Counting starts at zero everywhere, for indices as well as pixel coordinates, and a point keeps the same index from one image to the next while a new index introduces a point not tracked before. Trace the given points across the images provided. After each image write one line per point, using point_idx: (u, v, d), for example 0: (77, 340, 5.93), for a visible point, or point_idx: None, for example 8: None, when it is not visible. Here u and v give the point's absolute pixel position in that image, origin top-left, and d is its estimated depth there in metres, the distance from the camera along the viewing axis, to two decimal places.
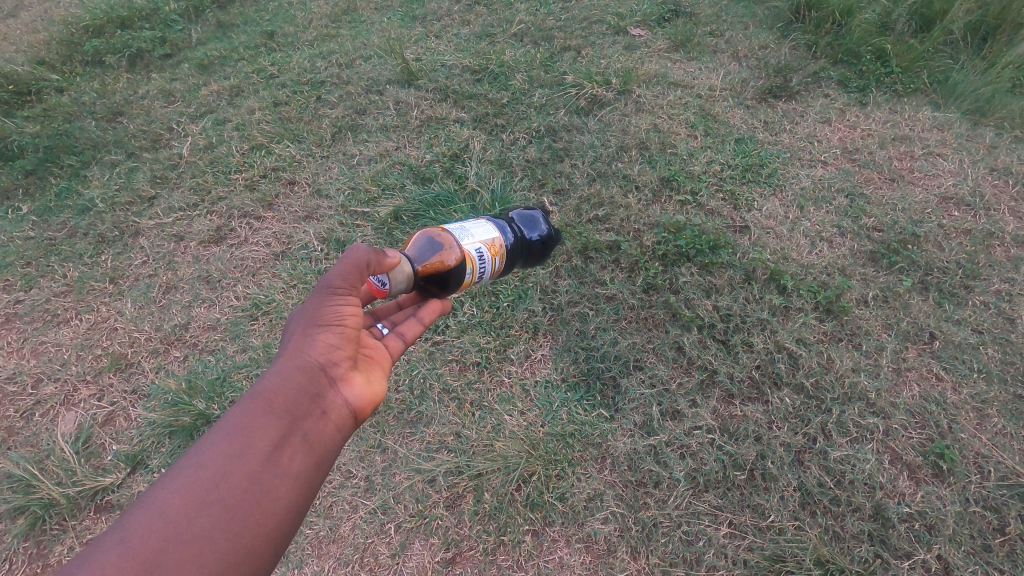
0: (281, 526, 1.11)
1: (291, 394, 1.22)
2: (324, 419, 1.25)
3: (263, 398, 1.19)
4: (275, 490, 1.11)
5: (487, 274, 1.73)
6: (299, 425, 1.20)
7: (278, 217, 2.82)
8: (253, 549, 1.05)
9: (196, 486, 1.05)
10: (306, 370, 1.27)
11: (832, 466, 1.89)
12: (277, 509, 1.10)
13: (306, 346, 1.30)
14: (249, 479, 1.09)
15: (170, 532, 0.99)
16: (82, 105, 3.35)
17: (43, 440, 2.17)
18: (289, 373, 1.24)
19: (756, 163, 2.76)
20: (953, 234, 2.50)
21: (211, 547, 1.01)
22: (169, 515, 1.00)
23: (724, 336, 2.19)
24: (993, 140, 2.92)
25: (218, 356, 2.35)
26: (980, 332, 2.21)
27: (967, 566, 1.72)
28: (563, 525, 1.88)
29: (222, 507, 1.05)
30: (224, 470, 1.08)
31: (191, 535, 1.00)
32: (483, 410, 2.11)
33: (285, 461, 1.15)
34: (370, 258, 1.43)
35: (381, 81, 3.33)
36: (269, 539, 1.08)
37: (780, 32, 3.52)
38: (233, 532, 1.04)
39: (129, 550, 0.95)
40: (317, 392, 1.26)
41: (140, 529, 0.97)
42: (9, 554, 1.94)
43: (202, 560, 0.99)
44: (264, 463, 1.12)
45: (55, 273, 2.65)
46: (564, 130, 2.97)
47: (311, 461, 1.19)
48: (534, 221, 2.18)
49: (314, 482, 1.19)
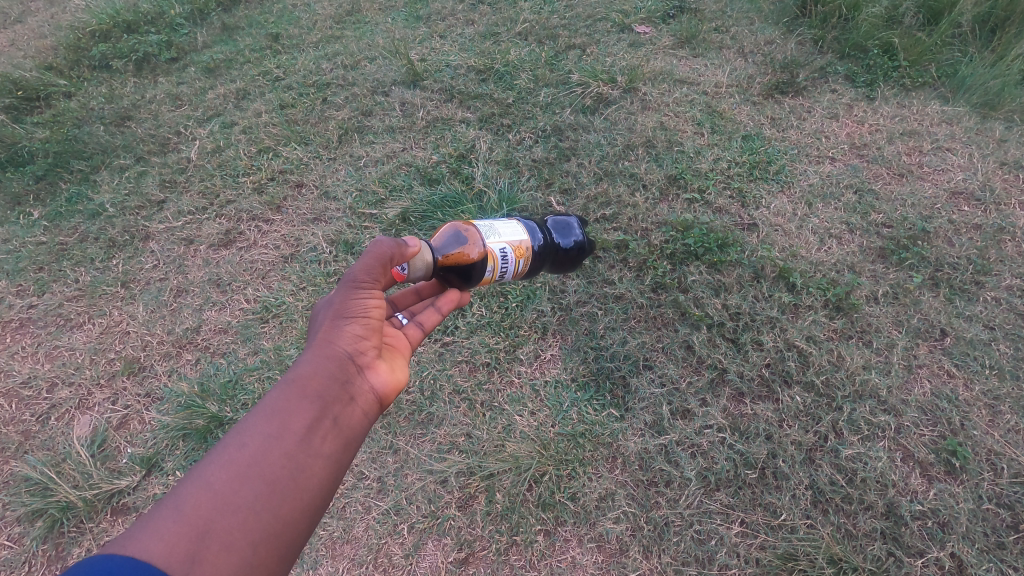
0: (317, 501, 1.12)
1: (323, 380, 1.23)
2: (354, 404, 1.26)
3: (297, 384, 1.20)
4: (310, 469, 1.13)
5: (509, 274, 1.72)
6: (330, 410, 1.20)
7: (287, 219, 2.84)
8: (292, 522, 1.08)
9: (238, 463, 1.07)
10: (335, 358, 1.28)
11: (843, 464, 1.89)
12: (313, 487, 1.12)
13: (335, 336, 1.31)
14: (286, 458, 1.11)
15: (218, 504, 1.01)
16: (90, 110, 3.38)
17: (59, 444, 2.19)
18: (319, 361, 1.25)
19: (763, 160, 2.76)
20: (964, 230, 2.49)
21: (254, 519, 1.03)
22: (215, 489, 1.03)
23: (733, 335, 2.19)
24: (1002, 134, 2.90)
25: (230, 358, 2.37)
26: (991, 328, 2.20)
27: (982, 564, 1.70)
28: (575, 525, 1.88)
29: (263, 483, 1.07)
30: (264, 448, 1.10)
31: (235, 507, 1.02)
32: (493, 410, 2.13)
33: (318, 442, 1.16)
34: (392, 251, 1.43)
35: (387, 82, 3.34)
36: (305, 514, 1.10)
37: (786, 27, 3.50)
38: (274, 505, 1.06)
39: (181, 519, 0.98)
40: (346, 379, 1.27)
41: (189, 500, 1.00)
42: (28, 557, 1.95)
43: (246, 531, 1.02)
44: (300, 444, 1.13)
45: (68, 277, 2.68)
46: (570, 129, 2.97)
47: (343, 443, 1.20)
48: (567, 228, 2.15)
49: (345, 461, 1.21)
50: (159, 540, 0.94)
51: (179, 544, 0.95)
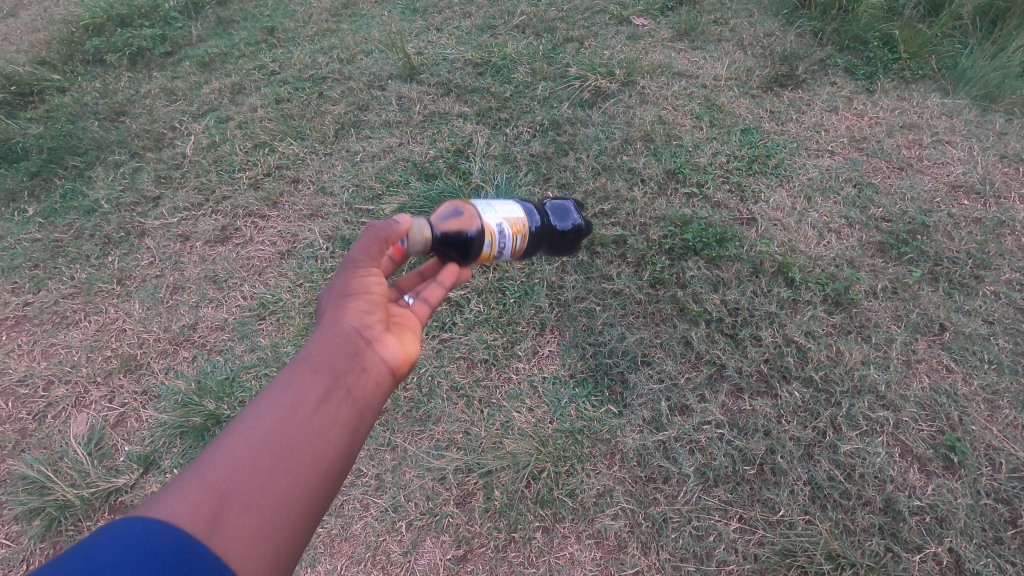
0: (335, 469, 1.10)
1: (333, 354, 1.21)
2: (367, 374, 1.23)
3: (309, 358, 1.19)
4: (326, 437, 1.10)
5: (507, 252, 1.68)
6: (342, 380, 1.18)
7: (283, 215, 2.82)
8: (311, 488, 1.06)
9: (254, 433, 1.06)
10: (344, 332, 1.26)
11: (842, 460, 1.89)
12: (330, 454, 1.10)
13: (342, 311, 1.29)
14: (300, 426, 1.09)
15: (235, 473, 1.00)
16: (84, 106, 3.35)
17: (55, 442, 2.18)
18: (328, 336, 1.23)
19: (762, 154, 2.74)
20: (964, 223, 2.48)
21: (272, 484, 1.02)
22: (233, 459, 1.02)
23: (732, 330, 2.18)
24: (1002, 127, 2.88)
25: (227, 355, 2.36)
26: (991, 322, 2.19)
27: (980, 559, 1.70)
28: (573, 522, 1.88)
29: (278, 450, 1.05)
30: (277, 419, 1.08)
31: (253, 474, 1.01)
32: (491, 407, 2.12)
33: (332, 411, 1.13)
34: (387, 230, 1.42)
35: (383, 76, 3.32)
36: (324, 481, 1.08)
37: (786, 19, 3.47)
38: (291, 471, 1.04)
39: (200, 487, 0.97)
40: (357, 351, 1.24)
41: (207, 470, 1.00)
42: (26, 555, 1.95)
43: (265, 496, 1.00)
44: (313, 413, 1.11)
45: (63, 274, 2.67)
46: (567, 123, 2.96)
47: (358, 411, 1.17)
48: (566, 213, 2.18)
49: (362, 431, 1.18)
50: (180, 506, 0.94)
51: (199, 510, 0.95)
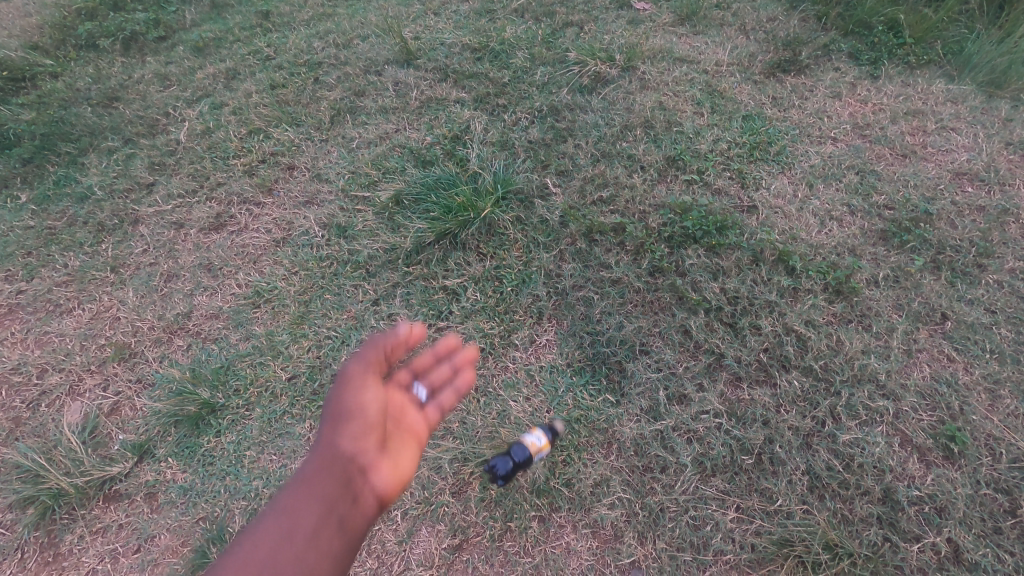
0: (367, 520, 1.30)
1: (354, 419, 1.42)
2: (389, 458, 1.43)
3: (334, 427, 1.40)
4: (357, 498, 1.31)
5: None
6: (365, 450, 1.39)
7: (278, 202, 2.78)
8: (348, 536, 1.25)
9: (291, 505, 1.27)
10: (362, 400, 1.46)
11: (840, 449, 1.87)
12: (361, 506, 1.30)
13: (358, 382, 1.48)
14: (331, 490, 1.30)
15: (279, 534, 1.21)
16: (77, 91, 3.31)
17: (49, 431, 2.16)
18: (347, 398, 1.44)
19: (764, 141, 2.70)
20: (967, 211, 2.44)
21: (311, 535, 1.21)
22: (276, 526, 1.22)
23: (731, 319, 2.16)
24: (1008, 113, 2.84)
25: (222, 344, 2.33)
26: (993, 311, 2.16)
27: (978, 549, 1.69)
28: (570, 511, 1.87)
29: (315, 510, 1.26)
30: (310, 491, 1.29)
31: (296, 531, 1.21)
32: (487, 396, 2.11)
33: (359, 478, 1.34)
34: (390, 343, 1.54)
35: (380, 61, 3.27)
36: (358, 530, 1.28)
37: (789, 3, 3.42)
38: (329, 526, 1.24)
39: (251, 550, 1.18)
40: (377, 442, 1.43)
41: (256, 537, 1.20)
42: (20, 543, 1.93)
43: (307, 544, 1.20)
44: (341, 481, 1.32)
45: (56, 262, 2.64)
46: (567, 109, 2.91)
47: (384, 481, 1.38)
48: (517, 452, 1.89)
49: (391, 500, 1.38)
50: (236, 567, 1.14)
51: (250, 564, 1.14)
